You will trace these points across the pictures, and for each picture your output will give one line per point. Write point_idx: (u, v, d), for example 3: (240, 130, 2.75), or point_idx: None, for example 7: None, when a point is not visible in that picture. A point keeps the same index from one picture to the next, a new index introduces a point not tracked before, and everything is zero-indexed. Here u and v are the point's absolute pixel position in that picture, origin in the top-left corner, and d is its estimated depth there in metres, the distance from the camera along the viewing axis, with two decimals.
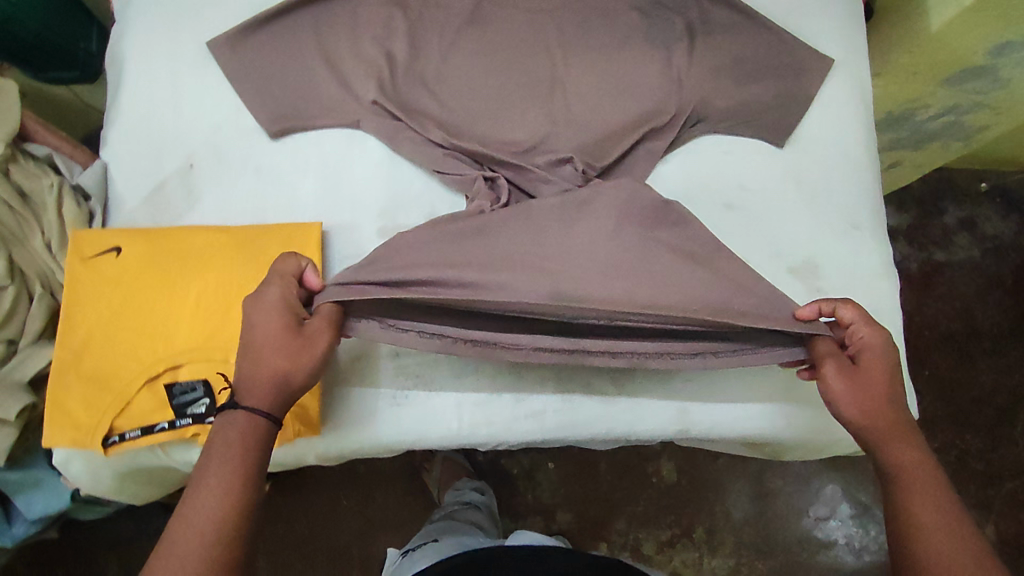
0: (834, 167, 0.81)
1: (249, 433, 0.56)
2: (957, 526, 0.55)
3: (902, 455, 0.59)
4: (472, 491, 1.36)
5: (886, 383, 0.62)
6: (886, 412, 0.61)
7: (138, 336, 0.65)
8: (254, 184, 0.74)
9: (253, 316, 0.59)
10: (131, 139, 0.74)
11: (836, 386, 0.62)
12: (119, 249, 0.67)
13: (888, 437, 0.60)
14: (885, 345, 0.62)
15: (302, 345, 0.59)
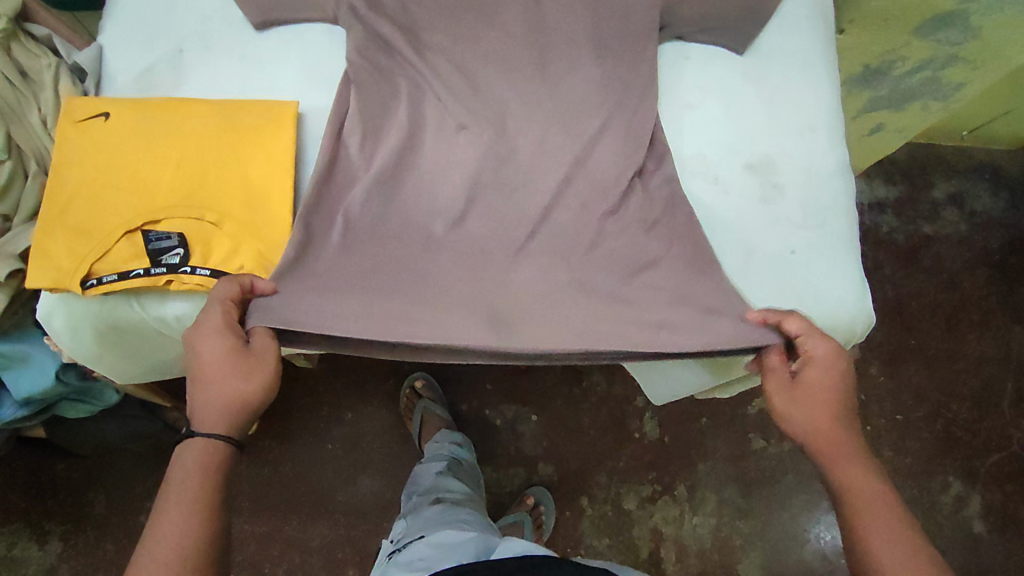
0: (790, 75, 0.84)
1: (210, 457, 0.61)
2: (903, 542, 0.59)
3: (847, 475, 0.64)
4: (454, 446, 1.29)
5: (825, 399, 0.67)
6: (830, 432, 0.66)
7: (121, 193, 0.70)
8: (238, 70, 0.79)
9: (198, 343, 0.63)
10: (126, 27, 0.80)
11: (777, 398, 0.69)
12: (108, 114, 0.72)
13: (835, 455, 0.65)
14: (827, 363, 0.67)
15: (251, 368, 0.64)
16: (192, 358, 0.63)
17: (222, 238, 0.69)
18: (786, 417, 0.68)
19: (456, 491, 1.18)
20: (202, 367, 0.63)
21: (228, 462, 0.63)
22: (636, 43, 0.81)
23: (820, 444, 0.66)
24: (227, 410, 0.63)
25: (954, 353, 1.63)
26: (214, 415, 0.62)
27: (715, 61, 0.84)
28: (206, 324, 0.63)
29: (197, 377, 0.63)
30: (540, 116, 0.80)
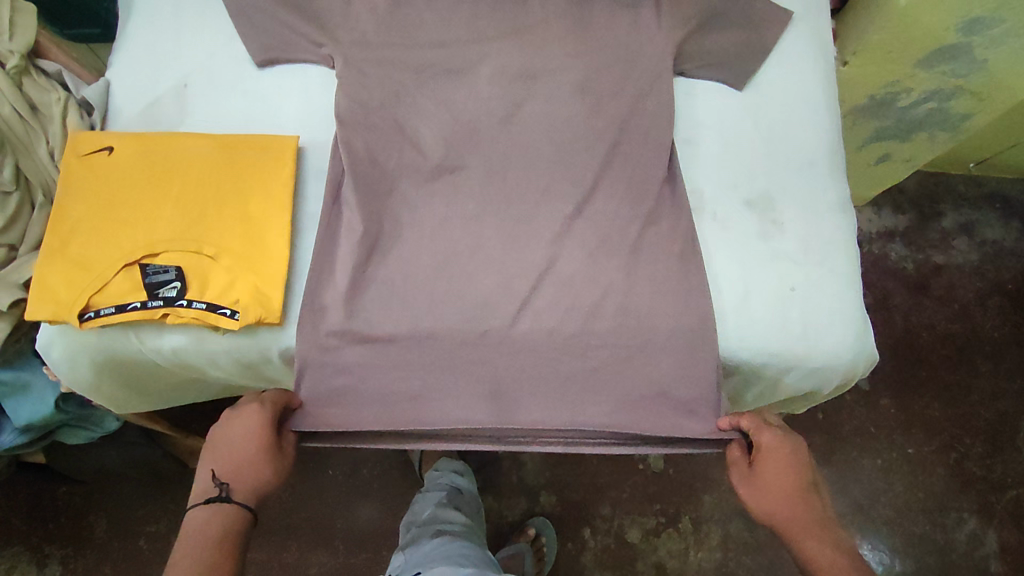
0: (791, 109, 0.84)
1: (227, 532, 0.65)
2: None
3: (816, 555, 0.66)
4: (454, 475, 1.28)
5: (782, 486, 0.70)
6: (794, 514, 0.69)
7: (123, 225, 0.71)
8: (241, 105, 0.80)
9: (242, 428, 0.68)
10: (134, 61, 0.81)
11: (743, 492, 0.72)
12: (112, 148, 0.73)
13: (801, 535, 0.68)
14: (778, 454, 0.71)
15: (280, 465, 0.69)
16: (229, 450, 0.67)
17: (218, 272, 0.70)
18: (755, 508, 0.71)
19: (454, 523, 1.16)
20: (239, 459, 0.67)
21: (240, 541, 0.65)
22: (633, 79, 0.82)
23: (787, 528, 0.69)
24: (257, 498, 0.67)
25: (966, 386, 1.60)
26: (246, 504, 0.66)
27: (714, 96, 0.85)
28: (248, 422, 0.68)
29: (233, 467, 0.67)
30: (539, 152, 0.80)
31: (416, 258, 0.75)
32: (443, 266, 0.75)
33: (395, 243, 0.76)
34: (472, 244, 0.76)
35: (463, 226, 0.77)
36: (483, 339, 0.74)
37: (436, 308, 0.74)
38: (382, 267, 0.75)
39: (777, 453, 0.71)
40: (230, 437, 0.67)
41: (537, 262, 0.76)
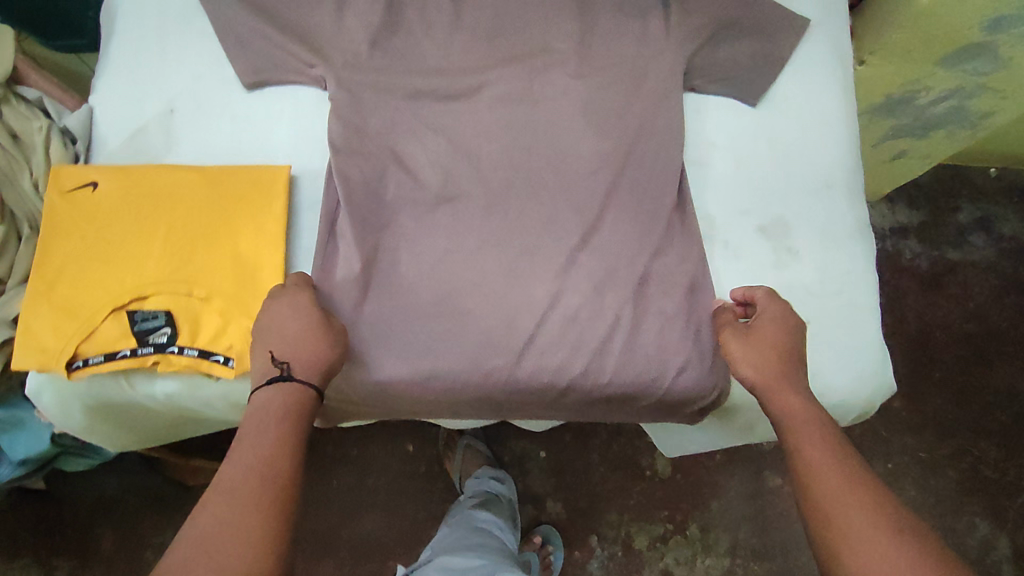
0: (809, 128, 0.80)
1: (296, 407, 0.59)
2: (834, 473, 0.56)
3: (788, 410, 0.61)
4: (491, 480, 1.28)
5: (778, 347, 0.66)
6: (778, 375, 0.64)
7: (111, 267, 0.68)
8: (230, 131, 0.76)
9: (286, 312, 0.64)
10: (118, 87, 0.77)
11: (734, 357, 0.67)
12: (96, 183, 0.70)
13: (779, 394, 0.63)
14: (770, 321, 0.67)
15: (334, 339, 0.65)
16: (283, 332, 0.63)
17: (211, 315, 0.67)
18: (744, 371, 0.66)
19: (488, 524, 1.17)
20: (294, 339, 0.63)
21: (310, 415, 0.60)
22: (640, 100, 0.79)
23: (767, 386, 0.64)
24: (321, 376, 0.63)
25: (979, 386, 1.57)
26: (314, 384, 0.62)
27: (727, 115, 0.81)
28: (296, 304, 0.65)
29: (289, 345, 0.62)
30: (543, 179, 0.76)
31: (417, 295, 0.73)
32: (445, 302, 0.73)
33: (394, 278, 0.73)
34: (474, 278, 0.73)
35: (468, 259, 0.74)
36: (487, 379, 0.71)
37: (438, 348, 0.71)
38: (381, 305, 0.72)
39: (768, 319, 0.68)
40: (279, 322, 0.64)
41: (542, 296, 0.73)
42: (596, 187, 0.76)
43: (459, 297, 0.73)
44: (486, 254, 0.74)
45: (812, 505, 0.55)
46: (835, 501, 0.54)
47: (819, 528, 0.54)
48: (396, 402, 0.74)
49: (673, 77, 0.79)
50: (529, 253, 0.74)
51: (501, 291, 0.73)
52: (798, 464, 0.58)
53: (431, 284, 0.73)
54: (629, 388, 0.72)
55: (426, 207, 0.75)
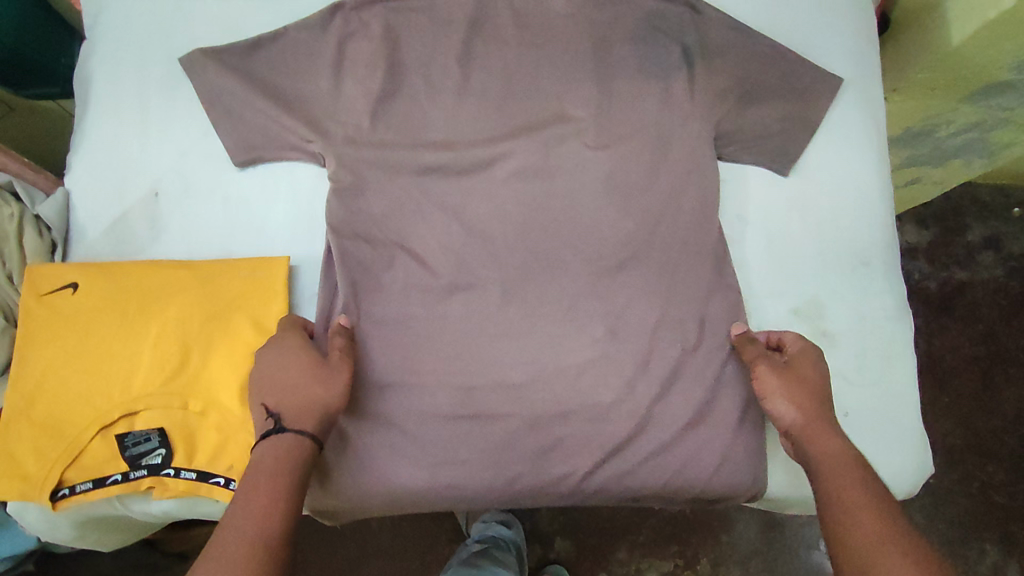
0: (842, 198, 0.76)
1: (289, 457, 0.55)
2: (868, 519, 0.52)
3: (823, 453, 0.58)
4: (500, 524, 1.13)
5: (817, 389, 0.63)
6: (812, 417, 0.61)
7: (95, 380, 0.62)
8: (222, 215, 0.70)
9: (277, 356, 0.60)
10: (97, 168, 0.71)
11: (771, 395, 0.64)
12: (77, 284, 0.64)
13: (813, 435, 0.60)
14: (809, 360, 0.65)
15: (332, 379, 0.60)
16: (273, 379, 0.59)
17: (208, 431, 0.62)
18: (782, 411, 0.63)
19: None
20: (286, 383, 0.58)
21: (305, 464, 0.55)
22: (663, 173, 0.74)
23: (805, 427, 0.61)
24: (316, 420, 0.57)
25: (989, 412, 1.45)
26: (309, 430, 0.57)
27: (756, 185, 0.76)
28: (286, 347, 0.61)
29: (281, 391, 0.58)
30: (564, 261, 0.72)
31: (432, 395, 0.68)
32: (462, 402, 0.68)
33: (408, 375, 0.68)
34: (493, 374, 0.69)
35: (484, 352, 0.69)
36: (512, 484, 0.67)
37: (456, 453, 0.67)
38: (393, 406, 0.67)
39: (806, 356, 0.66)
40: (270, 367, 0.59)
41: (566, 391, 0.68)
42: (620, 270, 0.72)
43: (479, 396, 0.68)
44: (506, 346, 0.70)
45: (842, 550, 0.51)
46: (871, 549, 0.50)
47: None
48: (412, 505, 0.69)
49: (699, 147, 0.74)
50: (551, 343, 0.70)
51: (522, 387, 0.69)
52: (829, 510, 0.54)
53: (446, 382, 0.68)
54: (660, 487, 0.69)
55: (440, 296, 0.70)
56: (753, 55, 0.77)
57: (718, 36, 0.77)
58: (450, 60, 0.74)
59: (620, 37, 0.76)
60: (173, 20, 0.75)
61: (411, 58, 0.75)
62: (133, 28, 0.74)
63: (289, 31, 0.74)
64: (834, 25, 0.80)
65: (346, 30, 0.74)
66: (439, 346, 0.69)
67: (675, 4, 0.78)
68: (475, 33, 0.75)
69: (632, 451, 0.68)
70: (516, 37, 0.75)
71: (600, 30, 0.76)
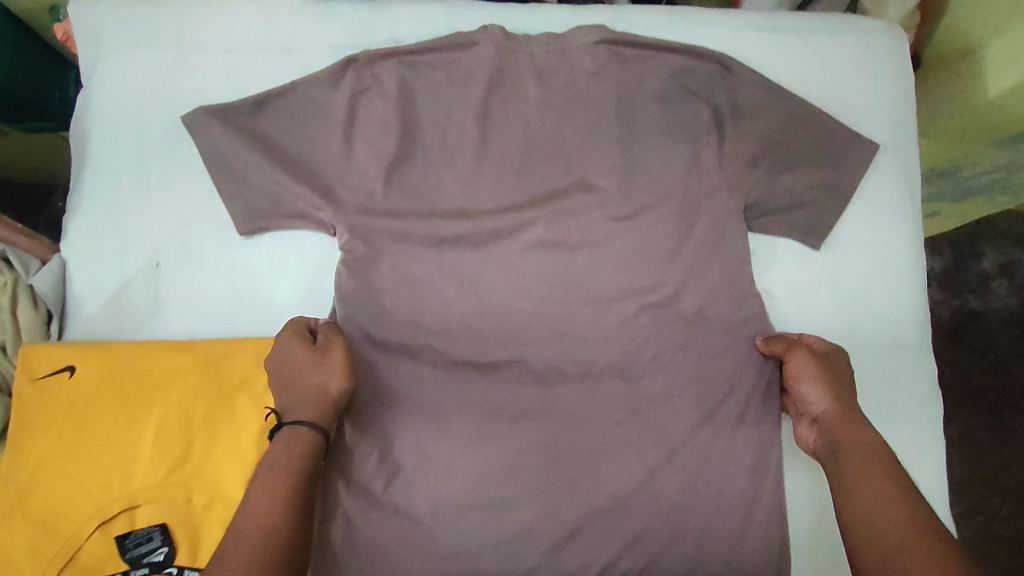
0: (874, 274, 0.74)
1: (292, 451, 0.54)
2: (889, 505, 0.51)
3: (855, 440, 0.57)
4: None
5: (850, 381, 0.62)
6: (844, 407, 0.60)
7: (93, 470, 0.59)
8: (227, 288, 0.67)
9: (276, 357, 0.60)
10: (93, 235, 0.67)
11: (805, 381, 0.63)
12: (74, 368, 0.61)
13: (843, 423, 0.59)
14: (841, 355, 0.65)
15: (330, 362, 0.59)
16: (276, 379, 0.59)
17: (213, 526, 0.59)
18: (815, 398, 0.62)
19: None
20: (284, 379, 0.59)
21: (309, 457, 0.55)
22: (692, 245, 0.70)
23: (835, 415, 0.60)
24: (317, 407, 0.57)
25: (994, 443, 1.19)
26: (309, 422, 0.56)
27: (786, 262, 0.74)
28: (280, 344, 0.60)
29: (281, 387, 0.58)
30: (583, 338, 0.69)
31: (447, 481, 0.65)
32: (478, 489, 0.65)
33: (421, 460, 0.65)
34: (509, 460, 0.66)
35: (502, 435, 0.66)
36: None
37: (471, 544, 0.64)
38: (405, 493, 0.64)
39: (839, 354, 0.65)
40: (272, 367, 0.60)
41: (584, 478, 0.66)
42: (643, 348, 0.69)
43: (494, 484, 0.65)
44: (523, 429, 0.67)
45: (864, 538, 0.50)
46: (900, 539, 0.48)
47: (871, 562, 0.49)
48: None
49: (728, 217, 0.71)
50: (569, 427, 0.67)
51: (538, 473, 0.66)
52: (852, 498, 0.53)
53: (460, 468, 0.65)
54: None
55: (455, 376, 0.67)
56: (788, 117, 0.73)
57: (750, 97, 0.73)
58: (467, 120, 0.71)
59: (646, 97, 0.73)
60: (176, 73, 0.70)
61: (427, 118, 0.71)
62: (134, 81, 0.70)
63: (296, 88, 0.69)
64: (870, 87, 0.77)
65: (357, 87, 0.70)
66: (454, 428, 0.66)
67: (706, 61, 0.73)
68: (496, 91, 0.71)
69: (653, 542, 0.65)
70: (539, 97, 0.71)
71: (625, 90, 0.72)
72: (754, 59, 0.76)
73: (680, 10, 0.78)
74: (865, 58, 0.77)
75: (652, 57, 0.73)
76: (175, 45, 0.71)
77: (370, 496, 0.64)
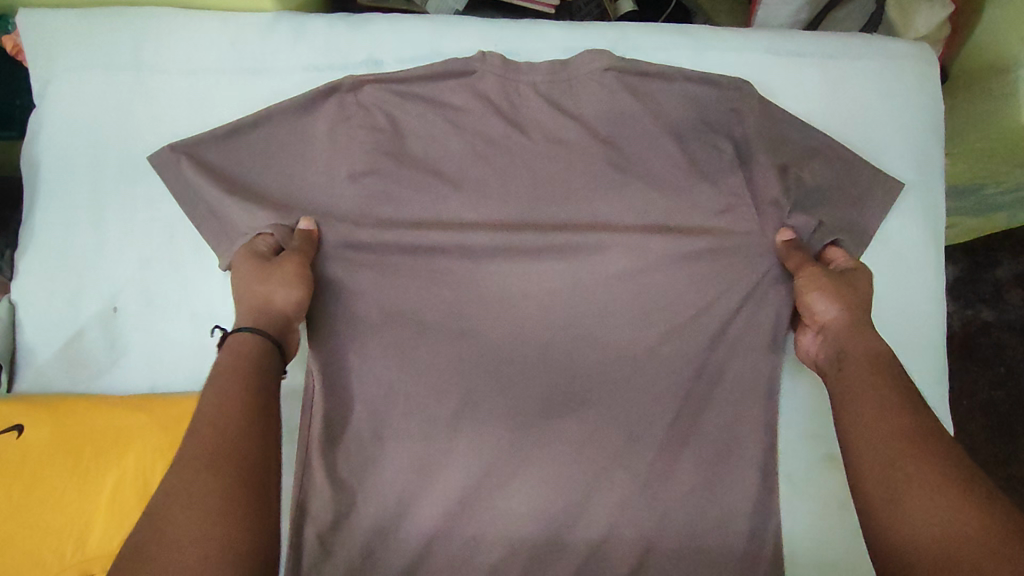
0: (891, 316, 0.69)
1: (235, 352, 0.50)
2: (899, 423, 0.47)
3: (860, 350, 0.54)
4: None
5: (862, 296, 0.58)
6: (852, 319, 0.56)
7: (44, 542, 0.54)
8: (190, 334, 0.62)
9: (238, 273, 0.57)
10: (46, 277, 0.63)
11: (813, 291, 0.58)
12: (22, 428, 0.57)
13: (850, 332, 0.55)
14: (861, 272, 0.60)
15: (276, 272, 0.56)
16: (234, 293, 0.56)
17: None
18: (824, 309, 0.58)
19: None
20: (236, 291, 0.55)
21: (256, 358, 0.50)
22: (702, 287, 0.64)
23: (846, 329, 0.56)
24: (262, 316, 0.53)
25: (1001, 460, 1.08)
26: (249, 328, 0.52)
27: None
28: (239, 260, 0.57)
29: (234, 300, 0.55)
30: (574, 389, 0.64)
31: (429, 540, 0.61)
32: (459, 547, 0.61)
33: (398, 519, 0.61)
34: (494, 520, 0.61)
35: (485, 493, 0.62)
36: None
37: None
38: (381, 552, 0.61)
39: (859, 270, 0.60)
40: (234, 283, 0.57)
41: (573, 537, 0.62)
42: (639, 404, 0.63)
43: (476, 543, 0.61)
44: (508, 488, 0.62)
45: (863, 450, 0.48)
46: (907, 468, 0.45)
47: (869, 470, 0.46)
48: None
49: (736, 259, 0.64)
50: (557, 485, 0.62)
51: (522, 533, 0.62)
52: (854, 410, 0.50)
53: (438, 527, 0.61)
54: None
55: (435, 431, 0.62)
56: (800, 151, 0.67)
57: (761, 127, 0.67)
58: (452, 151, 0.65)
59: (646, 127, 0.66)
60: (134, 96, 0.65)
61: (408, 148, 0.65)
62: (89, 106, 0.64)
63: (263, 115, 0.63)
64: (895, 114, 0.71)
65: (331, 113, 0.64)
66: (433, 486, 0.61)
67: (716, 87, 0.68)
68: (487, 119, 0.66)
69: None
70: (532, 126, 0.66)
71: (622, 119, 0.67)
72: (769, 85, 0.71)
73: (689, 30, 0.72)
74: (892, 84, 0.71)
75: (655, 83, 0.67)
76: (133, 66, 0.65)
77: (344, 555, 0.60)
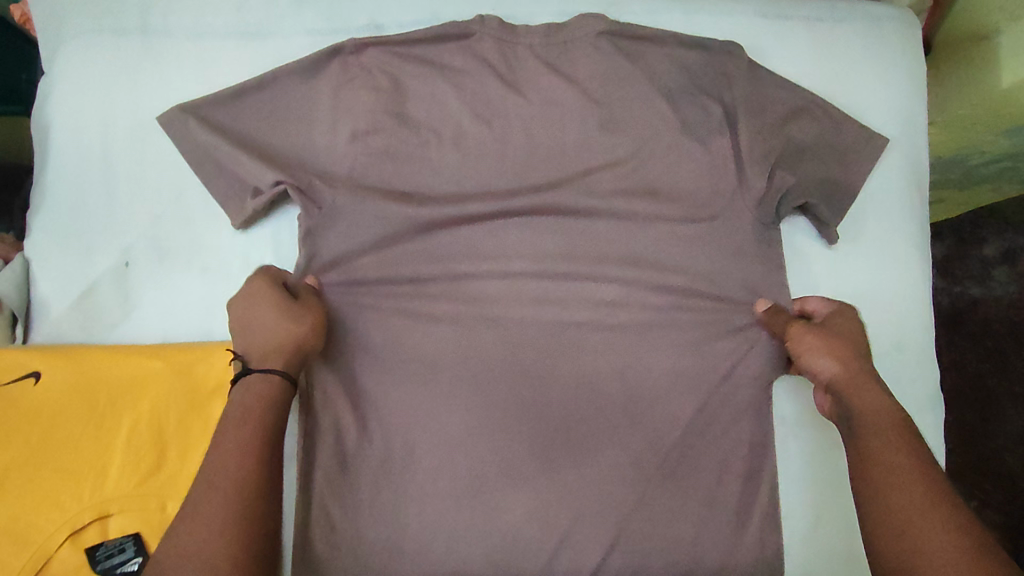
0: (878, 270, 0.71)
1: (264, 397, 0.54)
2: (907, 468, 0.49)
3: (869, 408, 0.54)
4: None
5: (853, 346, 0.58)
6: (852, 374, 0.56)
7: (63, 481, 0.56)
8: (201, 287, 0.64)
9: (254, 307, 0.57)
10: (59, 232, 0.65)
11: (809, 352, 0.59)
12: (39, 374, 0.59)
13: (850, 386, 0.55)
14: (844, 316, 0.61)
15: (300, 313, 0.58)
16: (249, 324, 0.57)
17: None
18: (823, 367, 0.58)
19: None
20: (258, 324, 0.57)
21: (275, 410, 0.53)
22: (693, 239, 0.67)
23: (849, 385, 0.56)
24: (288, 358, 0.56)
25: (988, 426, 1.10)
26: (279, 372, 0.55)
27: (797, 247, 0.71)
28: (254, 294, 0.58)
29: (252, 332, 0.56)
30: (572, 339, 0.67)
31: (434, 484, 0.63)
32: (465, 491, 0.63)
33: (405, 463, 0.63)
34: (497, 465, 0.63)
35: (489, 438, 0.64)
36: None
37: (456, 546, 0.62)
38: (388, 496, 0.62)
39: (841, 315, 0.61)
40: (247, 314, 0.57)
41: (573, 481, 0.64)
42: (634, 351, 0.66)
43: (479, 487, 0.63)
44: (511, 434, 0.64)
45: (879, 503, 0.48)
46: (915, 517, 0.46)
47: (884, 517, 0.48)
48: None
49: (726, 212, 0.67)
50: (557, 429, 0.65)
51: (525, 477, 0.63)
52: (865, 464, 0.51)
53: (444, 471, 0.63)
54: None
55: (440, 379, 0.64)
56: (788, 111, 0.69)
57: (750, 87, 0.69)
58: (452, 111, 0.67)
59: (640, 87, 0.69)
60: (142, 58, 0.67)
61: (410, 109, 0.67)
62: (99, 67, 0.66)
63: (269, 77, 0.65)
64: (881, 75, 0.73)
65: (335, 75, 0.66)
66: (439, 432, 0.63)
67: (706, 50, 0.70)
68: (486, 81, 0.68)
69: (646, 541, 0.63)
70: (530, 87, 0.68)
71: (618, 80, 0.69)
72: (758, 49, 0.73)
73: None
74: (874, 47, 0.74)
75: (647, 47, 0.69)
76: (141, 30, 0.67)
77: (351, 497, 0.62)
